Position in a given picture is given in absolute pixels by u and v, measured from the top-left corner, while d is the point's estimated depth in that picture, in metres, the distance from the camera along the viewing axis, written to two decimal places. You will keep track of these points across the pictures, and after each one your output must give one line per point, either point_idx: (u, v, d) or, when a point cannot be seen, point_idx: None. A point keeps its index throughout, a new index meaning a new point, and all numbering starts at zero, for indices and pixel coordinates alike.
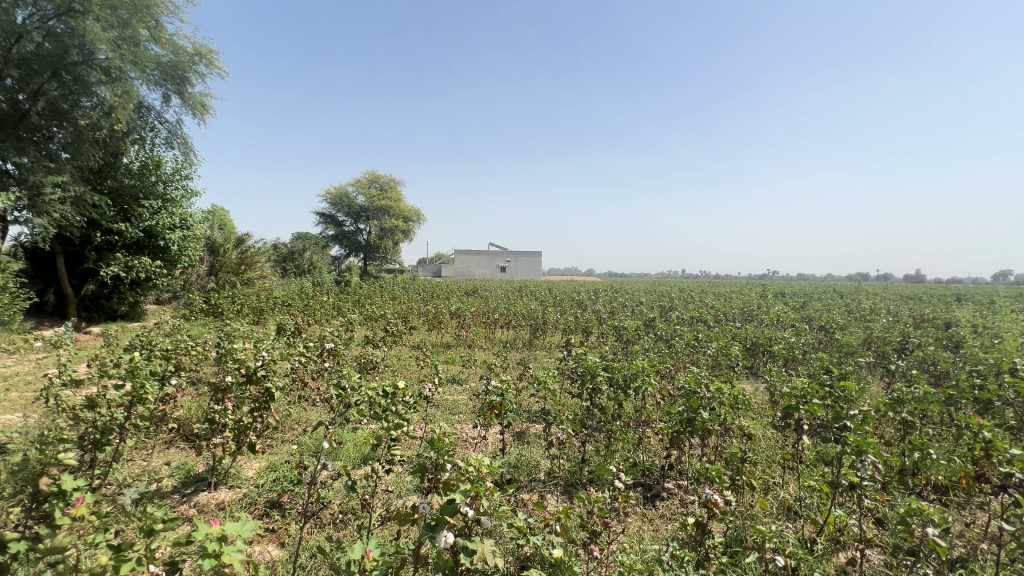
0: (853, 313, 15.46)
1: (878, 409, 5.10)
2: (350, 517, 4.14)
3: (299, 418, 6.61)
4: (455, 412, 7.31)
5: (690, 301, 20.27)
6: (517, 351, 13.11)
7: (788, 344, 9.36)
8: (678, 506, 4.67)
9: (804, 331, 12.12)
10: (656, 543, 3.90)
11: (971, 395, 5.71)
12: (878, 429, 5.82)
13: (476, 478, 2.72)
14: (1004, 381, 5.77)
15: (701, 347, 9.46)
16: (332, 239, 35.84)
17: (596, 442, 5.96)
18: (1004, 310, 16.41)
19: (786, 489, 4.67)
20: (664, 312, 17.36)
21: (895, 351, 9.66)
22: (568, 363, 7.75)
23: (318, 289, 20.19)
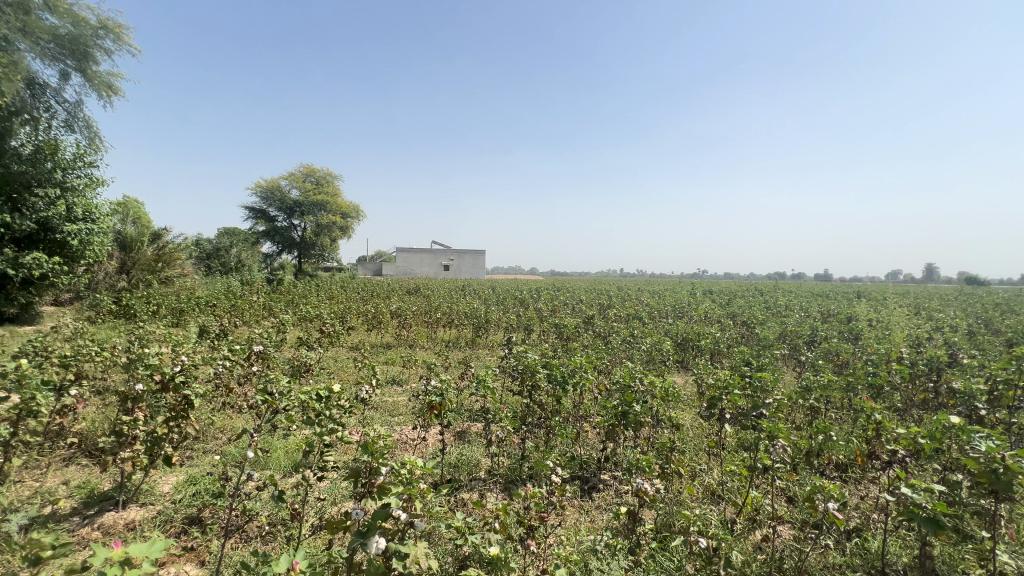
0: (771, 309, 16.80)
1: (789, 397, 5.59)
2: (280, 528, 3.93)
3: (223, 426, 6.18)
4: (395, 413, 7.15)
5: (627, 299, 21.15)
6: (459, 350, 13.06)
7: (714, 339, 10.01)
8: (612, 496, 4.85)
9: (728, 326, 13.03)
10: (592, 533, 4.03)
11: (866, 382, 6.39)
12: (790, 415, 6.37)
13: (409, 480, 2.68)
14: (892, 369, 6.51)
15: (636, 343, 9.89)
16: (263, 235, 33.74)
17: (536, 438, 6.06)
18: (896, 306, 18.31)
19: (711, 474, 5.00)
20: (603, 309, 17.98)
21: (805, 343, 10.61)
22: (509, 361, 7.82)
23: (248, 288, 19.00)
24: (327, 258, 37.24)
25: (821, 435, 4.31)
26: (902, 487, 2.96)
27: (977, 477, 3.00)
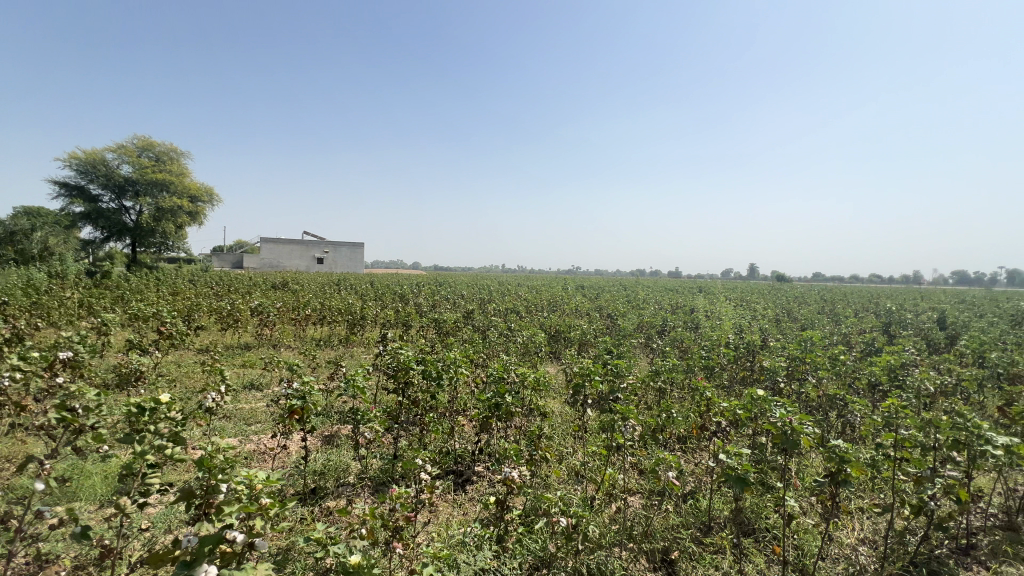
0: (632, 302, 18.68)
1: (641, 381, 6.24)
2: (91, 570, 3.27)
3: (11, 454, 4.94)
4: (251, 422, 6.43)
5: (507, 293, 21.80)
6: (331, 349, 12.23)
7: (582, 331, 10.79)
8: (485, 486, 4.97)
9: (596, 318, 14.16)
10: (463, 526, 4.07)
11: (702, 364, 7.43)
12: (643, 396, 7.12)
13: (248, 496, 2.38)
14: (721, 352, 7.64)
15: (512, 336, 10.22)
16: (80, 217, 27.77)
17: (410, 436, 5.92)
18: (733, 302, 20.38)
19: (575, 456, 5.38)
20: (483, 304, 18.28)
21: (657, 332, 11.98)
22: (383, 358, 7.51)
23: (57, 282, 15.50)
24: (170, 248, 32.05)
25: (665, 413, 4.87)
26: (721, 453, 3.50)
27: (775, 438, 3.68)
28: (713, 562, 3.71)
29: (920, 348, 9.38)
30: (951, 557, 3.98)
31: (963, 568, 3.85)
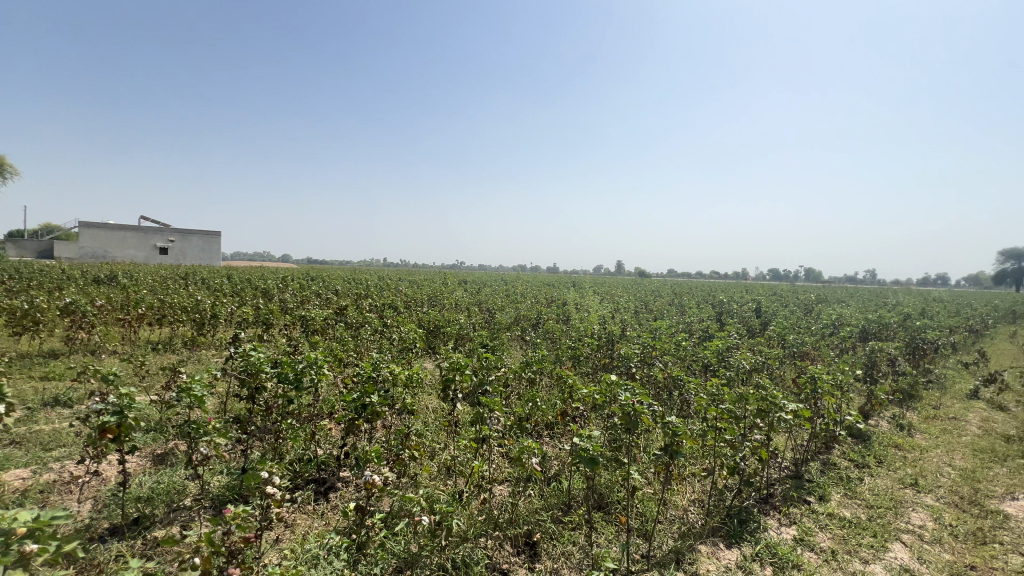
0: (510, 296, 19.27)
1: (512, 372, 6.44)
2: None
3: None
4: (52, 446, 5.24)
5: (385, 288, 20.95)
6: (171, 354, 10.54)
7: (460, 325, 10.80)
8: (350, 492, 4.73)
9: (475, 313, 14.31)
10: (321, 537, 3.79)
11: (569, 354, 7.92)
12: (515, 387, 7.37)
13: (2, 546, 1.86)
14: (586, 343, 8.23)
15: (387, 332, 9.82)
16: None
17: (264, 446, 5.35)
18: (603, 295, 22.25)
19: (446, 451, 5.36)
20: (359, 298, 17.32)
21: (532, 325, 12.51)
22: (233, 361, 6.67)
23: None
24: None
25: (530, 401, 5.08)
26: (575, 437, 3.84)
27: (622, 420, 4.12)
28: (571, 538, 3.99)
29: (740, 333, 11.18)
30: (755, 505, 4.81)
31: (764, 513, 4.68)
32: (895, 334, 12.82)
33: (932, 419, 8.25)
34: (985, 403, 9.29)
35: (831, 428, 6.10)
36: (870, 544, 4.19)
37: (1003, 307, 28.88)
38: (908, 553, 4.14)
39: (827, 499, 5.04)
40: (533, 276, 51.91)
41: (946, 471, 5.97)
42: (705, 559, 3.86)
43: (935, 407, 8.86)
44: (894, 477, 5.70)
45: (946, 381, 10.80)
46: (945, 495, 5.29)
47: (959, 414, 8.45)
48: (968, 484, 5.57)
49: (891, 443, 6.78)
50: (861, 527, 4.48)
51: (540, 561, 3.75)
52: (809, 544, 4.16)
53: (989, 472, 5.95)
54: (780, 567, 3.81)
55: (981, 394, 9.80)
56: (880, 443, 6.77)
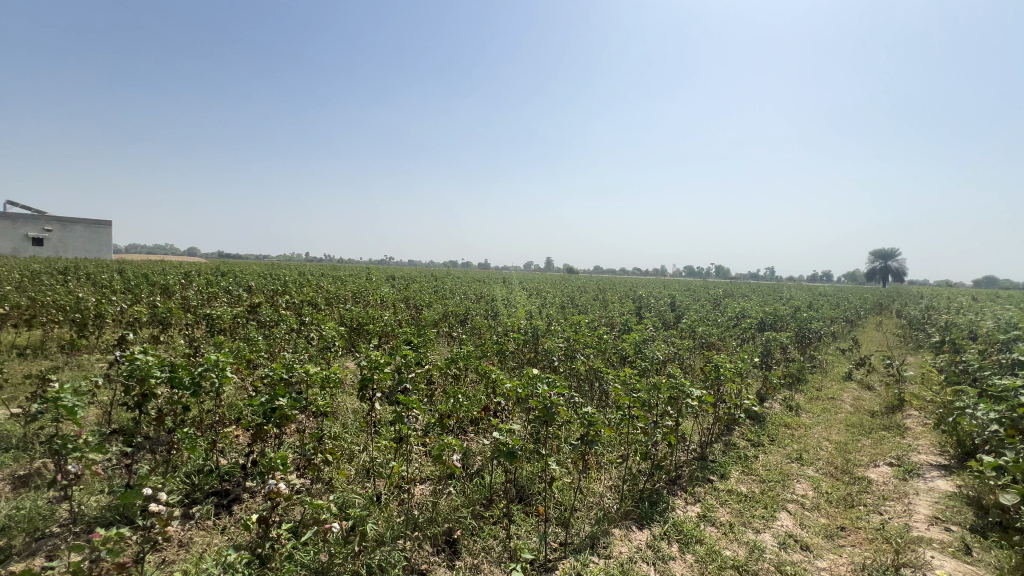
0: (438, 292, 19.00)
1: (435, 369, 6.33)
2: None
3: None
4: None
5: (304, 284, 19.75)
6: (42, 360, 9.18)
7: (384, 322, 10.44)
8: (256, 503, 4.39)
9: (400, 309, 13.92)
10: (219, 555, 3.47)
11: (494, 350, 7.94)
12: (439, 384, 7.26)
13: None
14: (511, 338, 8.30)
15: (304, 331, 9.25)
16: None
17: (154, 459, 4.81)
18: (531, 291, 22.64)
19: (364, 453, 5.15)
20: (273, 295, 16.18)
21: (459, 321, 12.41)
22: (117, 366, 5.92)
23: None
24: None
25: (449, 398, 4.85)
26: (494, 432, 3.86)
27: (540, 413, 4.23)
28: (491, 533, 4.00)
29: (656, 326, 11.88)
30: (665, 487, 5.13)
31: (672, 494, 5.01)
32: (787, 325, 14.30)
33: (814, 399, 9.31)
34: (855, 383, 10.66)
35: (732, 412, 6.66)
36: (761, 515, 4.63)
37: (872, 300, 33.37)
38: (792, 520, 4.62)
39: (727, 476, 5.49)
40: (463, 272, 51.59)
41: (825, 444, 6.76)
42: (619, 542, 4.05)
43: (817, 389, 10.00)
44: (783, 453, 6.35)
45: (826, 365, 12.26)
46: (823, 466, 5.99)
47: (836, 395, 9.61)
48: (840, 455, 6.35)
49: (781, 422, 7.55)
50: (754, 500, 4.94)
51: (461, 558, 3.73)
52: (711, 520, 4.51)
53: (857, 444, 6.82)
54: (685, 543, 4.09)
55: (853, 375, 11.24)
56: (773, 423, 7.51)
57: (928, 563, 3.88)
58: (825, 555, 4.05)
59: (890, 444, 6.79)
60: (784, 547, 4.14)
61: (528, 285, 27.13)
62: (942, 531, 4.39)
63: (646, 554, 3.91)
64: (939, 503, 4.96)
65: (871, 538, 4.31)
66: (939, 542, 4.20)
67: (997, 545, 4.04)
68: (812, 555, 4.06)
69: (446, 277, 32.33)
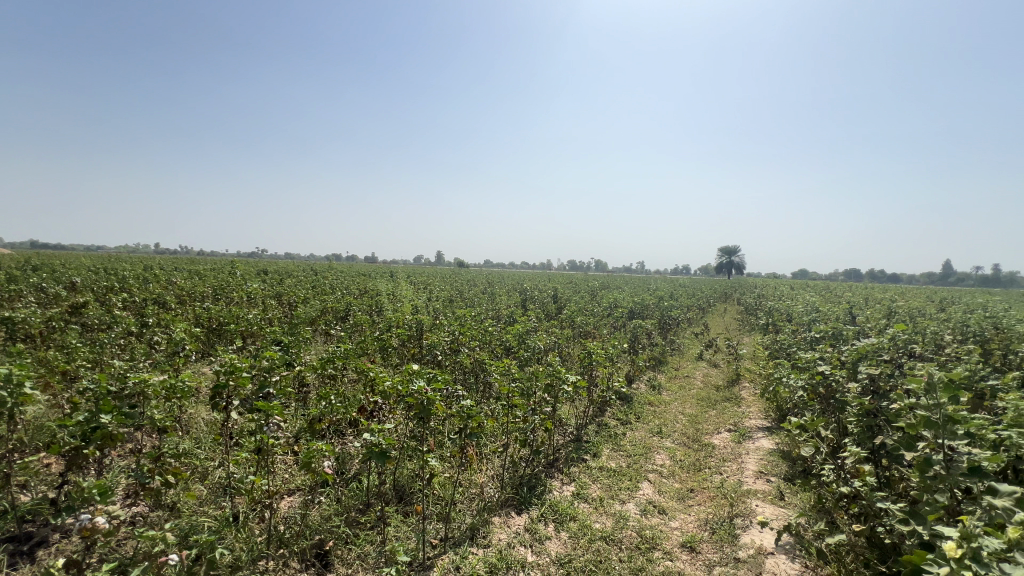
0: (317, 287, 17.63)
1: (306, 370, 5.83)
2: None
3: None
4: None
5: (149, 279, 16.92)
6: None
7: (249, 321, 9.37)
8: (70, 544, 3.63)
9: (271, 307, 12.62)
10: None
11: (375, 347, 7.57)
12: (313, 386, 6.72)
13: None
14: (393, 334, 7.99)
15: (144, 334, 7.90)
16: None
17: None
18: (419, 285, 22.11)
19: (219, 470, 4.56)
20: (106, 292, 13.58)
21: (340, 318, 11.64)
22: None
23: None
24: None
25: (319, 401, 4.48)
26: (365, 433, 3.66)
27: (415, 410, 4.12)
28: (367, 538, 3.81)
29: (539, 317, 12.37)
30: (543, 471, 5.37)
31: (550, 476, 5.26)
32: (652, 313, 15.93)
33: (673, 378, 10.50)
34: (705, 362, 12.27)
35: (604, 394, 7.20)
36: (627, 487, 5.08)
37: (719, 290, 38.67)
38: (652, 488, 5.15)
39: (599, 455, 5.93)
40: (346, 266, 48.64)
41: (680, 418, 7.65)
42: (498, 530, 4.14)
43: (676, 369, 11.28)
44: (646, 428, 7.04)
45: (683, 348, 13.92)
46: (678, 437, 6.77)
47: (690, 373, 10.93)
48: (691, 426, 7.25)
49: (645, 401, 8.38)
50: (621, 473, 5.40)
51: (332, 570, 3.49)
52: (584, 496, 4.83)
53: (705, 415, 7.84)
54: (559, 522, 4.32)
55: (703, 355, 12.91)
56: (639, 402, 8.31)
57: (753, 511, 4.59)
58: (677, 516, 4.58)
59: (729, 413, 7.93)
60: (645, 513, 4.58)
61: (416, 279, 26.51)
62: (764, 483, 5.24)
63: (523, 538, 4.05)
64: (763, 459, 5.91)
65: (712, 495, 4.98)
66: (761, 492, 5.00)
67: (801, 489, 4.94)
68: (667, 517, 4.55)
69: (327, 271, 30.15)
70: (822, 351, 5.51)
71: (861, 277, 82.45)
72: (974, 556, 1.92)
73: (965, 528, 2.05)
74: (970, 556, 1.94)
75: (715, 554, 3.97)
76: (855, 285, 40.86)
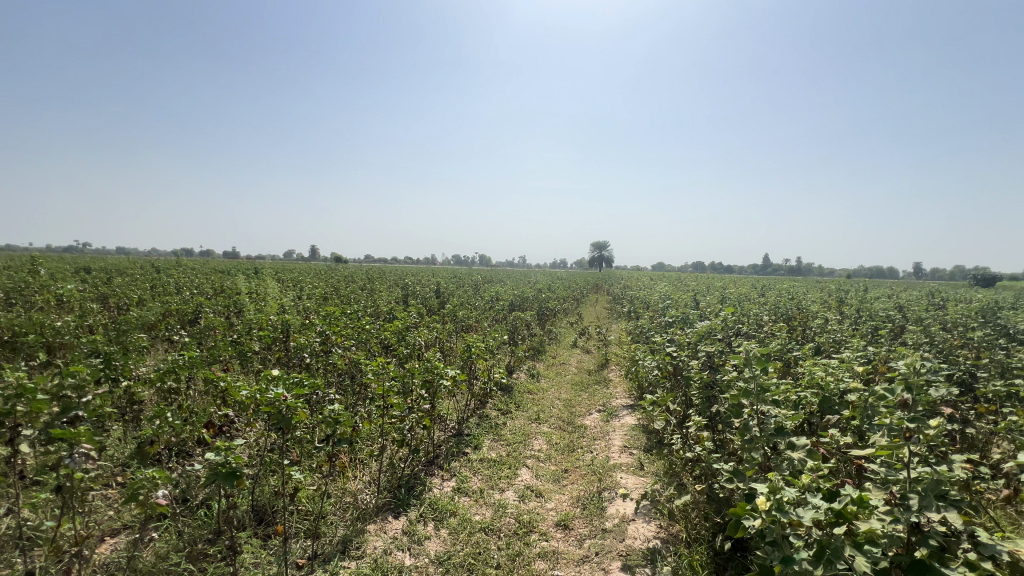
0: (157, 286, 15.07)
1: (134, 385, 4.90)
2: None
3: None
4: None
5: None
6: None
7: (58, 330, 7.63)
8: None
9: (90, 311, 10.44)
10: None
11: (229, 352, 6.68)
12: (147, 403, 5.70)
13: None
14: (252, 337, 7.13)
15: None
16: None
17: None
18: (287, 282, 20.16)
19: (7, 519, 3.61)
20: None
21: (186, 321, 10.08)
22: None
23: None
24: None
25: (149, 421, 3.73)
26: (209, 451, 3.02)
27: (271, 419, 3.67)
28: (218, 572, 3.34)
29: (420, 312, 12.10)
30: (422, 470, 5.24)
31: (430, 474, 5.16)
32: (531, 305, 16.58)
33: (550, 366, 11.05)
34: (579, 349, 13.13)
35: (485, 386, 7.29)
36: (506, 475, 5.20)
37: (591, 282, 41.83)
38: (530, 473, 5.34)
39: (480, 446, 5.98)
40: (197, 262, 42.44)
41: (556, 403, 8.08)
42: (374, 537, 3.93)
43: (553, 357, 11.89)
44: (525, 416, 7.30)
45: (559, 337, 14.75)
46: (554, 421, 7.14)
47: (565, 360, 11.61)
48: (566, 410, 7.70)
49: (525, 389, 8.68)
50: (501, 463, 5.50)
51: None
52: (465, 490, 4.83)
53: (578, 398, 8.38)
54: (439, 520, 4.25)
55: (577, 343, 13.82)
56: (519, 391, 8.57)
57: (618, 483, 5.02)
58: (552, 497, 4.81)
59: (599, 395, 8.59)
60: (523, 499, 4.73)
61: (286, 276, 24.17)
62: (627, 456, 5.76)
63: (401, 541, 3.90)
64: (626, 434, 6.51)
65: (583, 473, 5.34)
66: (624, 465, 5.49)
67: (656, 458, 5.53)
68: (543, 499, 4.76)
69: (171, 267, 25.94)
70: (672, 334, 6.22)
71: (704, 268, 95.69)
72: (777, 507, 2.31)
73: (770, 482, 2.45)
74: (773, 506, 2.33)
75: (585, 528, 4.25)
76: (700, 276, 47.35)
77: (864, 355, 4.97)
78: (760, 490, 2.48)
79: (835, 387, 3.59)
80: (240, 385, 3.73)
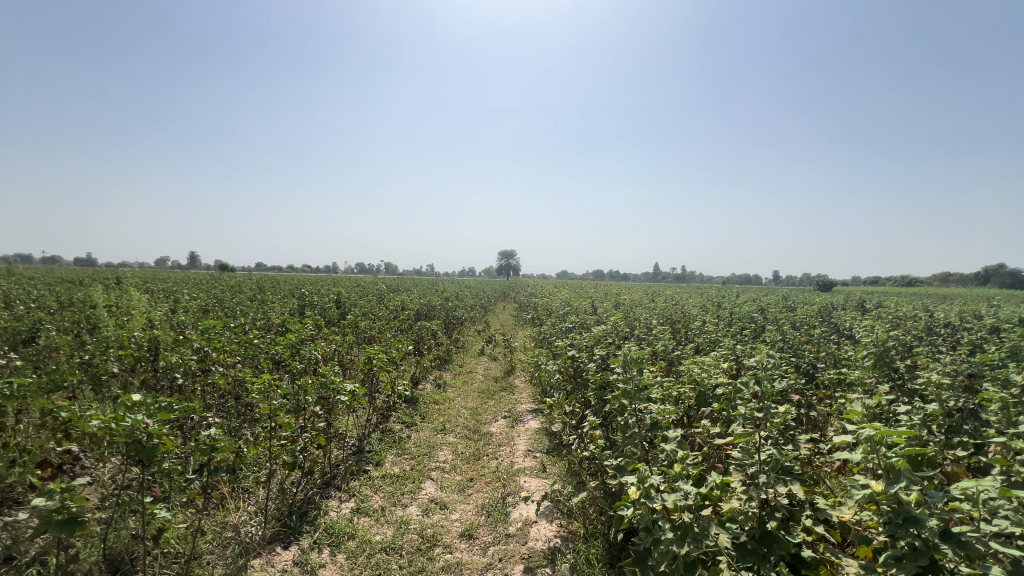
0: None
1: None
2: None
3: None
4: None
5: None
6: None
7: None
8: None
9: None
10: None
11: (78, 376, 5.66)
12: None
13: None
14: (110, 356, 6.13)
15: None
16: None
17: None
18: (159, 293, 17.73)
19: None
20: None
21: (20, 341, 8.40)
22: None
23: None
24: None
25: None
26: (38, 496, 2.52)
27: (127, 452, 3.16)
28: None
29: (318, 324, 11.34)
30: (317, 493, 4.89)
31: (326, 497, 4.83)
32: (438, 314, 16.37)
33: (457, 375, 10.98)
34: (486, 357, 13.23)
35: (388, 400, 7.01)
36: (410, 490, 5.04)
37: (498, 290, 42.33)
38: (434, 485, 5.24)
39: (383, 463, 5.74)
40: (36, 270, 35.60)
41: (463, 412, 8.03)
42: (258, 573, 3.58)
43: (459, 366, 11.85)
44: (430, 427, 7.15)
45: (467, 345, 14.73)
46: (459, 430, 7.09)
47: (472, 369, 11.61)
48: (472, 418, 7.68)
49: (430, 400, 8.51)
50: (405, 477, 5.33)
51: None
52: (365, 510, 4.59)
53: (484, 406, 8.43)
54: (336, 545, 3.99)
55: (484, 351, 13.91)
56: (424, 402, 8.39)
57: (521, 488, 5.12)
58: (457, 508, 4.76)
59: (504, 401, 8.71)
60: (426, 513, 4.62)
61: (157, 285, 21.32)
62: (531, 460, 5.90)
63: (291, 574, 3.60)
64: (531, 438, 6.66)
65: (488, 480, 5.37)
66: (528, 468, 5.62)
67: (558, 459, 5.73)
68: (448, 510, 4.69)
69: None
70: (571, 339, 6.50)
71: (603, 277, 102.14)
72: (649, 493, 2.55)
73: (644, 472, 2.70)
74: (650, 493, 2.55)
75: (489, 536, 4.27)
76: (599, 284, 50.26)
77: (732, 353, 5.62)
78: (633, 479, 2.74)
79: (708, 383, 4.01)
80: (89, 414, 3.16)
